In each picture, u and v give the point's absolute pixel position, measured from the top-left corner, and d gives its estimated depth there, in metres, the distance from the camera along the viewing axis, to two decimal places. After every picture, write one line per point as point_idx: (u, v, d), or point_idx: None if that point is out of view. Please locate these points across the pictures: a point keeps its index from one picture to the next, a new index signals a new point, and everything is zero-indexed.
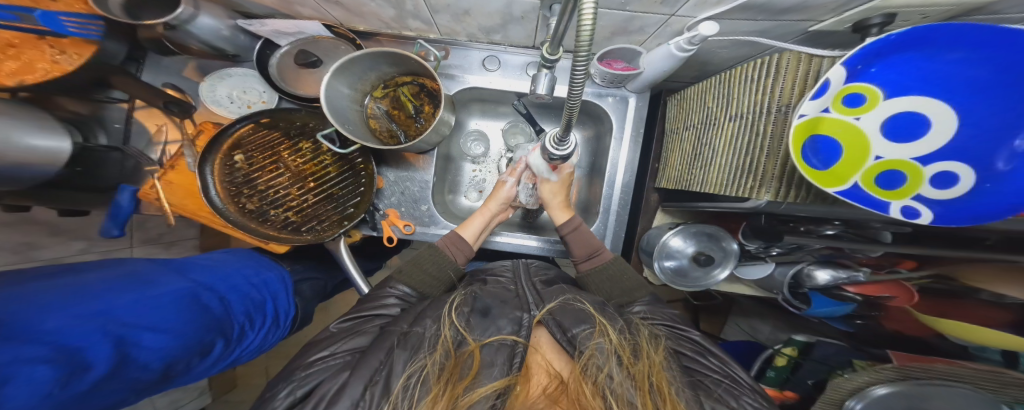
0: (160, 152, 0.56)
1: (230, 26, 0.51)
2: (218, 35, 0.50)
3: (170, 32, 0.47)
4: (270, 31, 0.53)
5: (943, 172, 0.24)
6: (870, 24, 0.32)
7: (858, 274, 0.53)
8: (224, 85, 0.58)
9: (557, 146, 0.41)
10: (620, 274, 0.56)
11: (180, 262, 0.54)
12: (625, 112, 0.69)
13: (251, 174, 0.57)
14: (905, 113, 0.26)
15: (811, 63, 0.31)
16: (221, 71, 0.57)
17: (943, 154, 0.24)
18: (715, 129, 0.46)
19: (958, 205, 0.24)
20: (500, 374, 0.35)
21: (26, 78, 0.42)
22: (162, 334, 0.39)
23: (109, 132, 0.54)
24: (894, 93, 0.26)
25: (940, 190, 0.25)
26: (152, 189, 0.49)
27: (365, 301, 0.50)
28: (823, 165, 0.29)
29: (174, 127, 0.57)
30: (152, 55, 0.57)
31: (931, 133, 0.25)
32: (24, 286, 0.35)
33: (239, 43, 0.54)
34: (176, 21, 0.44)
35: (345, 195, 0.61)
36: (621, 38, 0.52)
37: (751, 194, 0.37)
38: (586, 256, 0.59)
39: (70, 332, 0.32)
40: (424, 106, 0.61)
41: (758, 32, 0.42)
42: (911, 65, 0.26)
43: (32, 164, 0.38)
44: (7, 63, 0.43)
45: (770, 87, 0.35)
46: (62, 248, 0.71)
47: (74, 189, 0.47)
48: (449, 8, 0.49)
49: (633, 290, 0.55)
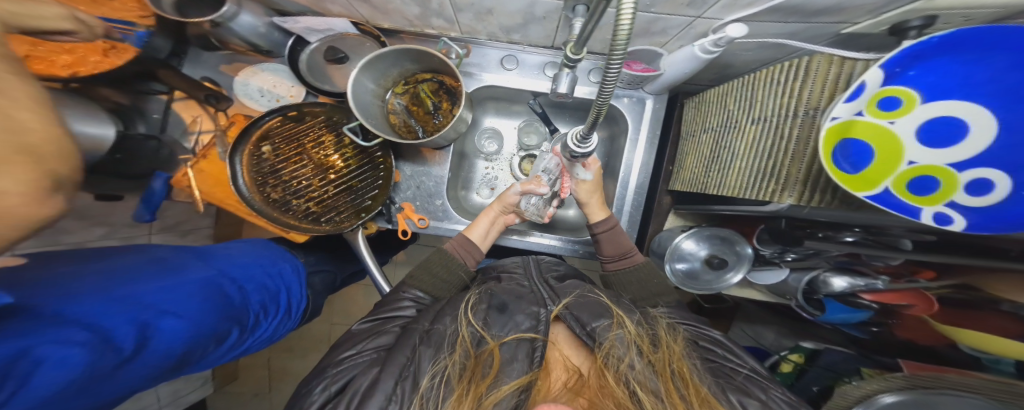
0: (194, 141, 0.58)
1: (266, 23, 0.52)
2: (256, 32, 0.52)
3: (215, 29, 0.49)
4: (303, 28, 0.53)
5: (977, 179, 0.24)
6: (909, 26, 0.32)
7: (877, 282, 0.52)
8: (256, 78, 0.60)
9: (579, 144, 0.42)
10: (649, 278, 0.56)
11: (204, 251, 0.55)
12: (642, 113, 0.70)
13: (277, 164, 0.58)
14: (940, 118, 0.26)
15: (844, 66, 0.31)
16: (256, 66, 0.60)
17: (978, 161, 0.24)
18: (735, 132, 0.46)
19: (994, 212, 0.24)
20: (521, 370, 0.37)
21: (78, 70, 0.44)
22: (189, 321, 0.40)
23: (148, 122, 0.56)
24: (931, 97, 0.27)
25: (975, 197, 0.25)
26: (185, 177, 0.52)
27: (382, 304, 0.51)
28: (854, 169, 0.30)
29: (208, 118, 0.58)
30: (193, 49, 0.59)
31: (968, 139, 0.25)
32: (52, 273, 0.36)
33: (273, 40, 0.55)
34: (221, 18, 0.47)
35: (363, 187, 0.62)
36: (643, 40, 0.52)
37: (774, 198, 0.37)
38: (617, 256, 0.59)
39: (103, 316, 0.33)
40: (442, 103, 0.61)
41: (788, 33, 0.43)
42: (954, 68, 0.26)
43: None
44: (62, 56, 0.45)
45: (799, 90, 0.35)
46: (86, 233, 0.73)
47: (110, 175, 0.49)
48: (473, 7, 0.49)
49: (660, 294, 0.55)
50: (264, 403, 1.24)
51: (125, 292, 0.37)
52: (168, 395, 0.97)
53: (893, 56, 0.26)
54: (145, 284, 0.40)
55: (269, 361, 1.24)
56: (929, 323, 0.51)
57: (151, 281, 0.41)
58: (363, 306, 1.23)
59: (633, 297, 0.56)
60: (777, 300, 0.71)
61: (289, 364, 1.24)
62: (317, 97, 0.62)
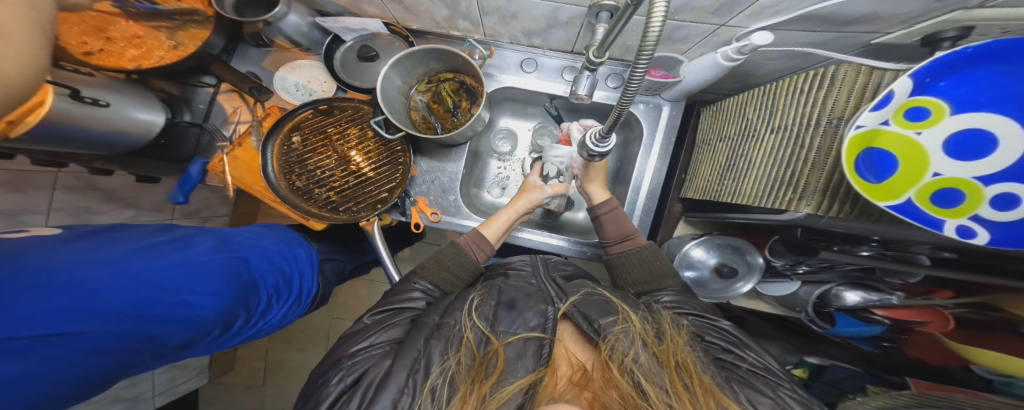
0: (233, 130, 0.61)
1: (310, 23, 0.56)
2: (298, 30, 0.56)
3: (266, 27, 0.55)
4: (340, 28, 0.57)
5: (1006, 195, 0.25)
6: (943, 37, 0.33)
7: (892, 298, 0.52)
8: (293, 74, 0.62)
9: (597, 143, 0.45)
10: (653, 260, 0.56)
11: (225, 233, 0.56)
12: (658, 119, 0.70)
13: (304, 155, 0.61)
14: (969, 129, 0.27)
15: (872, 75, 0.32)
16: (293, 63, 0.62)
17: (1003, 175, 0.25)
18: (753, 141, 0.46)
19: (1014, 228, 0.24)
20: (530, 366, 0.38)
21: (143, 63, 0.50)
22: (202, 300, 0.42)
23: (194, 111, 0.59)
24: (962, 109, 0.28)
25: (996, 212, 0.25)
26: (220, 163, 0.55)
27: (391, 294, 0.51)
28: (878, 179, 0.31)
29: (247, 110, 0.61)
30: (242, 45, 0.63)
31: (999, 151, 0.25)
32: (108, 238, 0.41)
33: (314, 38, 0.59)
34: (273, 18, 0.51)
35: (382, 179, 0.63)
36: (665, 46, 0.52)
37: (790, 207, 0.38)
38: (619, 239, 0.60)
39: (115, 291, 0.36)
40: (462, 102, 0.63)
41: (815, 43, 0.43)
42: (991, 82, 0.27)
43: (130, 133, 0.44)
44: (132, 50, 0.51)
45: (823, 99, 0.36)
46: (112, 215, 0.76)
47: (152, 158, 0.53)
48: (499, 10, 0.51)
49: (664, 278, 0.55)
50: (256, 395, 1.26)
51: (154, 263, 0.41)
52: (163, 384, 1.02)
53: (922, 67, 0.27)
54: (176, 255, 0.43)
55: (266, 353, 1.27)
56: (943, 344, 0.51)
57: (181, 254, 0.44)
58: (364, 300, 1.24)
59: (634, 279, 0.57)
60: (787, 313, 0.70)
61: (285, 356, 1.26)
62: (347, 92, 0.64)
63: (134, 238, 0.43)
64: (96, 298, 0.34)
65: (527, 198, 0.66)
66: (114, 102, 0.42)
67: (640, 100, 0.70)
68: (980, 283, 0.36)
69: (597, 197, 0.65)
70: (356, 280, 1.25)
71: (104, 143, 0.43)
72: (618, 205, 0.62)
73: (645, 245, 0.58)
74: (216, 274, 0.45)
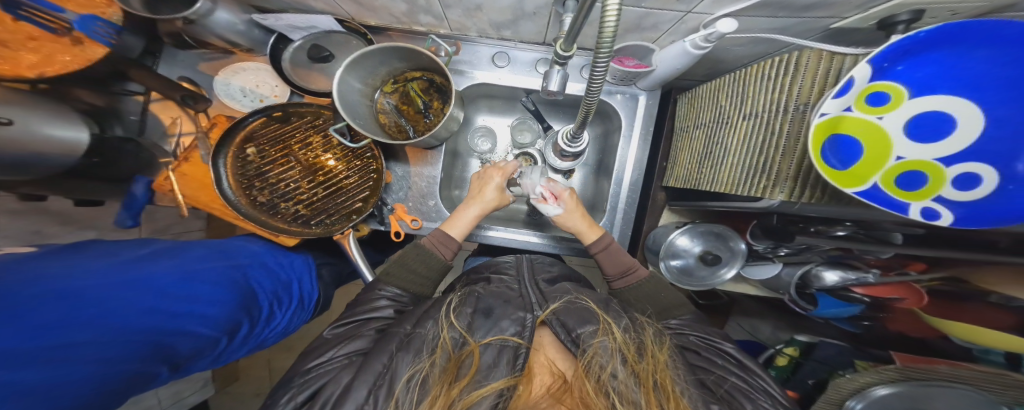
0: (174, 144, 0.60)
1: (244, 21, 0.52)
2: (234, 29, 0.52)
3: (188, 26, 0.49)
4: (282, 26, 0.52)
5: (965, 174, 0.24)
6: (897, 21, 0.32)
7: (868, 275, 0.52)
8: (237, 78, 0.62)
9: (569, 143, 0.63)
10: (657, 293, 0.56)
11: (229, 244, 0.60)
12: (635, 109, 0.69)
13: (262, 167, 0.58)
14: (928, 112, 0.27)
15: (833, 61, 0.30)
16: (235, 66, 0.61)
17: (965, 156, 0.24)
18: (728, 128, 0.45)
19: (980, 206, 0.24)
20: (503, 374, 0.36)
21: (48, 69, 0.44)
22: (204, 305, 0.45)
23: (125, 124, 0.57)
24: (919, 92, 0.27)
25: (960, 192, 0.24)
26: (167, 180, 0.51)
27: (356, 305, 0.49)
28: (842, 165, 0.30)
29: (188, 120, 0.61)
30: (168, 48, 0.60)
31: (956, 132, 0.25)
32: (108, 258, 0.43)
33: (254, 37, 0.55)
34: (196, 15, 0.46)
35: (353, 188, 0.62)
36: (634, 35, 0.51)
37: (764, 194, 0.37)
38: (620, 274, 0.58)
39: (120, 302, 0.39)
40: (433, 102, 0.61)
41: (778, 29, 0.42)
42: (942, 65, 0.26)
43: (51, 154, 0.41)
44: (28, 56, 0.44)
45: (789, 85, 0.35)
46: (72, 237, 0.72)
47: (94, 180, 0.50)
48: (461, 3, 0.48)
49: (671, 307, 0.55)
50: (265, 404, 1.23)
51: (149, 275, 0.43)
52: (172, 396, 0.97)
53: (880, 52, 0.25)
54: (171, 269, 0.46)
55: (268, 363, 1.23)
56: (920, 317, 0.53)
57: (178, 266, 0.47)
58: None
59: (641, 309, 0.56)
60: (771, 295, 0.70)
61: (286, 365, 1.23)
62: (301, 96, 0.64)
63: (121, 255, 0.45)
64: (105, 307, 0.37)
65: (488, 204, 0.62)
66: (24, 120, 0.38)
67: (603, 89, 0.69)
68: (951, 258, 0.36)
69: (586, 237, 0.60)
70: (348, 285, 1.23)
71: (24, 166, 0.39)
72: (611, 241, 0.59)
73: (647, 276, 0.57)
74: (213, 282, 0.48)
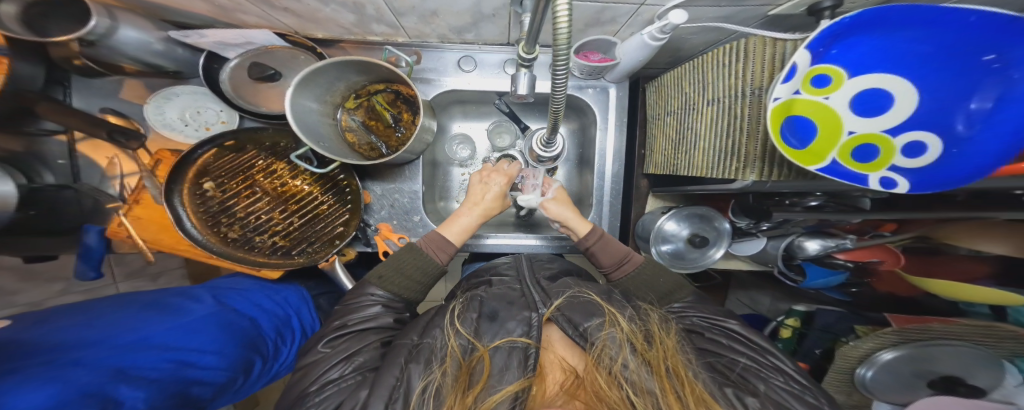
0: (118, 186, 0.61)
1: (161, 39, 0.50)
2: (149, 49, 0.50)
3: (90, 48, 0.47)
4: (212, 43, 0.51)
5: (912, 143, 0.24)
6: (821, 8, 0.32)
7: (846, 241, 0.52)
8: (171, 106, 0.60)
9: (545, 149, 0.65)
10: (655, 278, 0.54)
11: (210, 287, 0.57)
12: (607, 102, 0.69)
13: (226, 201, 0.57)
14: (869, 89, 0.26)
15: (776, 46, 0.31)
16: (166, 92, 0.59)
17: (913, 124, 0.24)
18: (695, 113, 0.45)
19: (927, 172, 0.23)
20: (515, 377, 0.36)
21: None
22: (212, 355, 0.45)
23: (55, 169, 0.56)
24: (856, 72, 0.26)
25: (911, 160, 0.24)
26: (121, 227, 0.50)
27: (343, 313, 0.46)
28: (801, 144, 0.29)
29: (125, 158, 0.60)
30: (78, 78, 0.57)
31: (896, 106, 0.25)
32: (107, 319, 0.42)
33: (177, 57, 0.54)
34: (94, 35, 0.43)
35: (331, 214, 0.61)
36: (595, 31, 0.50)
37: (737, 176, 0.36)
38: (615, 264, 0.56)
39: (139, 358, 0.39)
40: (402, 114, 0.60)
41: (724, 17, 0.40)
42: (874, 45, 0.25)
43: None
44: None
45: (741, 70, 0.35)
46: (41, 291, 0.71)
47: (29, 234, 0.50)
48: (415, 10, 0.46)
49: (674, 290, 0.53)
50: None
51: (137, 333, 0.41)
52: None
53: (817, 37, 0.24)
54: (166, 323, 0.45)
55: None
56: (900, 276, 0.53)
57: (172, 319, 0.46)
58: None
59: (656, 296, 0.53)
60: (762, 268, 0.67)
61: None
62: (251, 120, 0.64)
63: (117, 312, 0.44)
64: (131, 368, 0.37)
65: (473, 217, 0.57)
66: None
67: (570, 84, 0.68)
68: (912, 216, 0.36)
69: (580, 229, 0.58)
70: None
71: None
72: (604, 231, 0.58)
73: (643, 261, 0.56)
74: (209, 331, 0.47)
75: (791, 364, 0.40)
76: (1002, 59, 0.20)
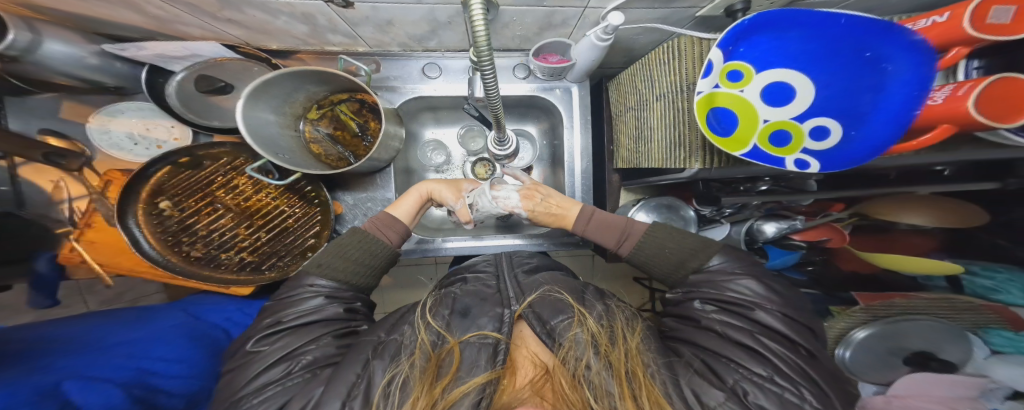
0: (68, 210, 0.57)
1: (94, 53, 0.49)
2: (83, 63, 0.49)
3: (17, 65, 0.46)
4: (152, 56, 0.51)
5: (818, 127, 0.26)
6: (735, 10, 0.36)
7: (796, 222, 0.57)
8: (117, 123, 0.60)
9: (500, 147, 0.66)
10: (661, 251, 0.48)
11: (178, 303, 0.56)
12: (572, 101, 0.70)
13: (186, 219, 0.56)
14: (776, 82, 0.27)
15: (701, 45, 0.35)
16: (111, 108, 0.59)
17: (815, 111, 0.25)
18: (647, 109, 0.47)
19: (832, 153, 0.26)
20: (483, 370, 0.37)
21: None
22: (174, 364, 0.44)
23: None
24: (762, 67, 0.27)
25: (818, 142, 0.26)
26: (73, 253, 0.49)
27: (280, 306, 0.43)
28: (727, 132, 0.31)
29: (74, 181, 0.58)
30: (10, 98, 0.55)
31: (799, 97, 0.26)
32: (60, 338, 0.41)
33: (117, 71, 0.54)
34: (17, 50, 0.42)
35: (300, 226, 0.60)
36: (549, 33, 0.52)
37: (685, 165, 0.39)
38: (619, 240, 0.51)
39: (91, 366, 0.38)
40: (368, 122, 0.60)
41: (659, 18, 0.43)
42: (772, 44, 0.27)
43: None
44: None
45: (677, 68, 0.38)
46: None
47: None
48: (369, 20, 0.47)
49: (690, 257, 0.46)
50: None
51: (99, 344, 0.41)
52: None
53: (725, 37, 0.26)
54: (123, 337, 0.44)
55: None
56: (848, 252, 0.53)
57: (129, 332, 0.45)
58: None
59: (664, 272, 0.48)
60: None
61: None
62: (208, 135, 0.63)
63: (71, 332, 0.43)
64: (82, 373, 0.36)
65: (417, 190, 0.59)
66: None
67: (535, 86, 0.70)
68: (852, 195, 0.37)
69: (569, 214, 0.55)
70: None
71: None
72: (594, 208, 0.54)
73: (648, 227, 0.50)
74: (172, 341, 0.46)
75: (800, 355, 0.36)
76: (876, 54, 0.22)
